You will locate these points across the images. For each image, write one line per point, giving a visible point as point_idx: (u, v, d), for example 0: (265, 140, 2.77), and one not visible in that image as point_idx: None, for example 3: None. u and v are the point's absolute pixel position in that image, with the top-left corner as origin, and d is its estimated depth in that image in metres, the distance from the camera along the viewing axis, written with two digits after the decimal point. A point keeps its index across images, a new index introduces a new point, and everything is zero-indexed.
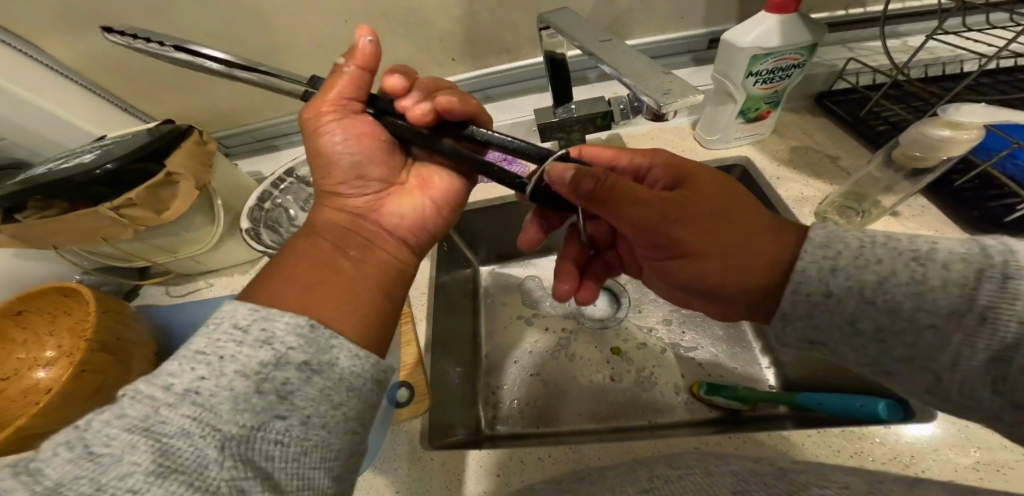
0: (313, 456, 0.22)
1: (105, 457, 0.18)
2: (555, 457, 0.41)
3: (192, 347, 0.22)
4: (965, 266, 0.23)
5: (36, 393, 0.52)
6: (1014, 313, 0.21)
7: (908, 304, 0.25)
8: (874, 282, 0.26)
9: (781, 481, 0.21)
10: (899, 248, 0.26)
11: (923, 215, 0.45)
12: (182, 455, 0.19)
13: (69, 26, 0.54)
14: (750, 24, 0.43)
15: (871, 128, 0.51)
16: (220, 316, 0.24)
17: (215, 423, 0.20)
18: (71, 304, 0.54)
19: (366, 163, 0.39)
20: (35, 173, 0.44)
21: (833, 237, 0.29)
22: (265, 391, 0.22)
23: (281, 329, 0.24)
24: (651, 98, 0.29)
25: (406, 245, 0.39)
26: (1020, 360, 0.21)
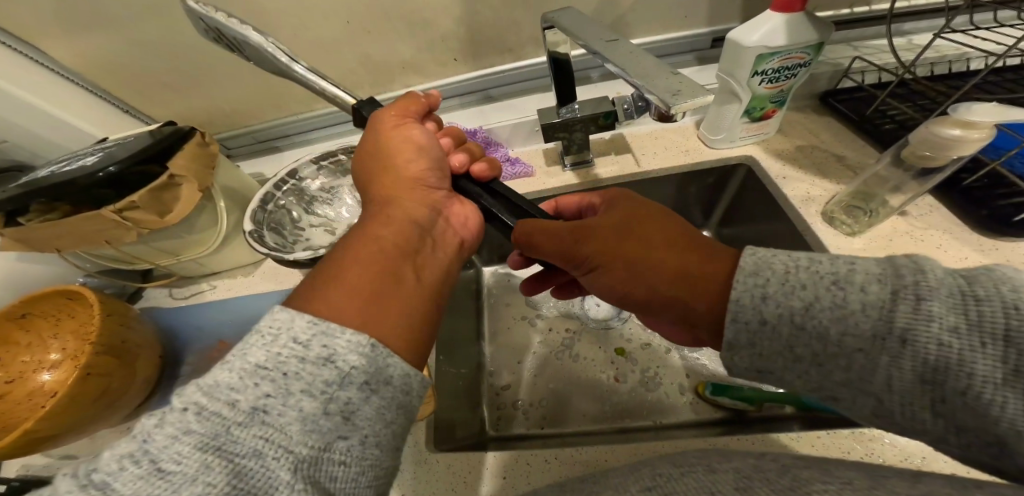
0: (369, 474, 0.23)
1: (178, 475, 0.18)
2: (562, 458, 0.41)
3: (252, 361, 0.22)
4: (883, 287, 0.23)
5: (42, 396, 0.52)
6: (933, 335, 0.20)
7: (834, 330, 0.24)
8: (801, 308, 0.25)
9: (786, 478, 0.21)
10: (821, 272, 0.25)
11: (932, 214, 0.44)
12: (253, 476, 0.19)
13: (69, 27, 0.53)
14: (756, 22, 0.43)
15: (877, 127, 0.51)
16: (277, 327, 0.23)
17: (284, 444, 0.20)
18: (75, 306, 0.54)
19: (439, 167, 0.43)
20: (37, 175, 0.44)
21: (761, 266, 0.27)
22: (330, 412, 0.21)
23: (342, 347, 0.23)
24: (659, 98, 0.29)
25: (460, 247, 0.42)
26: (952, 384, 0.20)
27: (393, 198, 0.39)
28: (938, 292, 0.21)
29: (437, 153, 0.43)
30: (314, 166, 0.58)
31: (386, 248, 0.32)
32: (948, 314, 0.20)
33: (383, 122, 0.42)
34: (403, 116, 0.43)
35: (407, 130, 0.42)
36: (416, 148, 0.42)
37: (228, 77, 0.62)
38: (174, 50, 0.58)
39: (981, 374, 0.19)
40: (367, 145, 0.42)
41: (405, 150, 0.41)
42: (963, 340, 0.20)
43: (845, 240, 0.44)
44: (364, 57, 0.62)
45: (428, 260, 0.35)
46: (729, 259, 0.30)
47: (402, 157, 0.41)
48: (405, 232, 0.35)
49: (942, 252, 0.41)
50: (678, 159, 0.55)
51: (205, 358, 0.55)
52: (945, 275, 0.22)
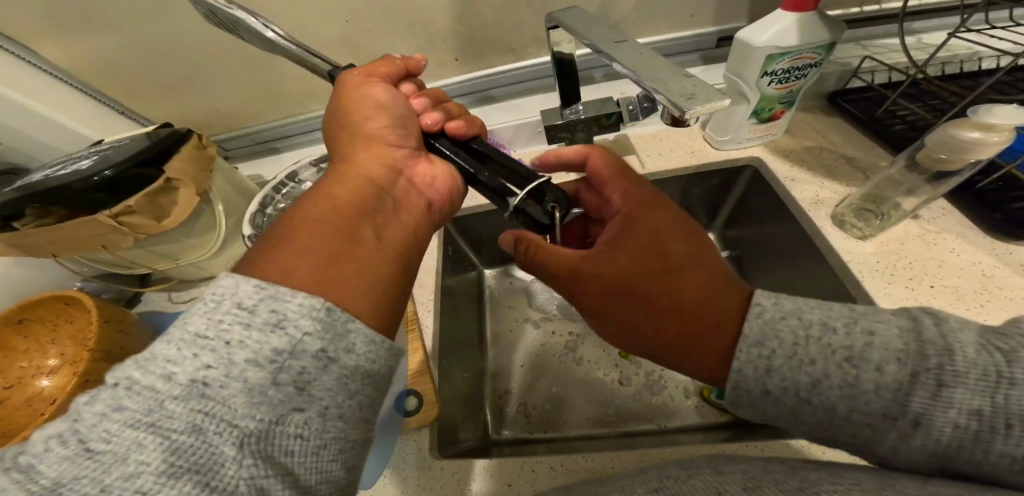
0: (333, 448, 0.22)
1: (107, 455, 0.17)
2: (568, 465, 0.40)
3: (192, 331, 0.20)
4: (901, 368, 0.23)
5: (40, 402, 0.52)
6: (948, 419, 0.21)
7: (843, 406, 0.24)
8: (808, 384, 0.25)
9: (794, 481, 0.20)
10: (832, 346, 0.25)
11: (944, 217, 0.44)
12: (194, 452, 0.17)
13: (62, 27, 0.52)
14: (767, 22, 0.42)
15: (888, 127, 0.50)
16: (221, 293, 0.22)
17: (230, 417, 0.19)
18: (72, 311, 0.53)
19: (404, 127, 0.43)
20: (31, 180, 0.43)
21: (767, 333, 0.27)
22: (281, 382, 0.20)
23: (293, 312, 0.22)
24: (671, 102, 0.28)
25: (429, 210, 0.41)
26: (964, 459, 0.21)
27: (355, 162, 0.38)
28: (963, 377, 0.21)
29: (402, 112, 0.43)
30: (314, 169, 0.58)
31: (345, 207, 0.31)
32: (971, 400, 0.21)
33: (349, 82, 0.42)
34: (367, 80, 0.43)
35: (370, 92, 0.42)
36: (382, 110, 0.42)
37: (224, 77, 0.61)
38: (169, 50, 0.57)
39: (998, 451, 0.20)
40: (334, 111, 0.43)
41: (369, 111, 0.41)
42: (983, 424, 0.20)
43: (857, 244, 0.43)
44: (366, 57, 0.61)
45: (392, 221, 0.34)
46: (737, 309, 0.29)
47: (364, 119, 0.41)
48: (368, 193, 0.34)
49: (955, 256, 0.40)
50: (682, 161, 0.54)
51: None
52: (977, 351, 0.21)
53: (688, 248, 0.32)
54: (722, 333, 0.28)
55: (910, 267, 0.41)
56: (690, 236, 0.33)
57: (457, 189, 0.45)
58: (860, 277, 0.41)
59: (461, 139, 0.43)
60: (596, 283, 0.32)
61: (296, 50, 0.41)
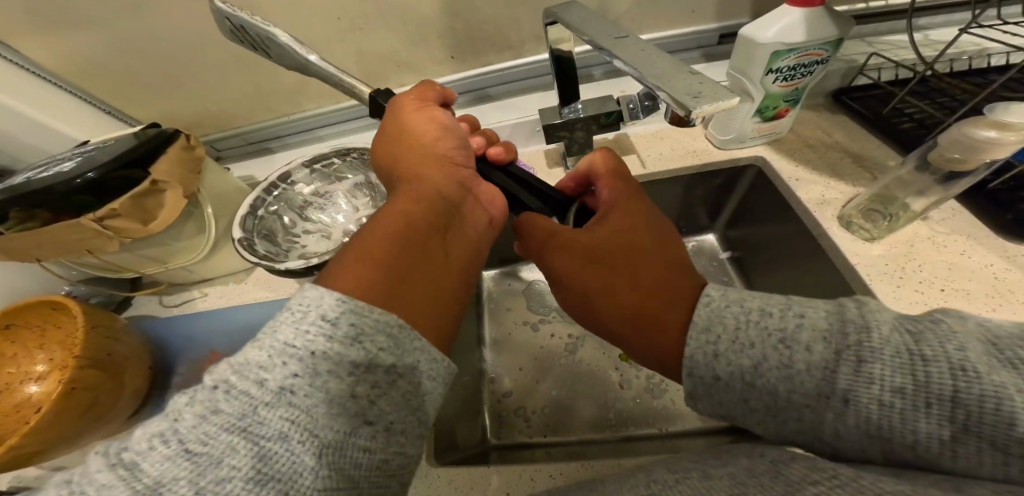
0: (392, 463, 0.22)
1: (203, 457, 0.18)
2: (568, 474, 0.38)
3: (280, 340, 0.21)
4: (827, 347, 0.23)
5: (28, 409, 0.50)
6: (872, 396, 0.21)
7: (782, 388, 0.24)
8: (751, 367, 0.25)
9: (780, 483, 0.20)
10: (768, 328, 0.25)
11: (954, 218, 0.43)
12: (278, 460, 0.18)
13: (46, 26, 0.51)
14: (771, 17, 0.41)
15: (895, 126, 0.49)
16: (307, 304, 0.22)
17: (310, 427, 0.19)
18: (61, 317, 0.51)
19: (464, 143, 0.40)
20: (13, 182, 0.42)
21: (713, 320, 0.27)
22: (356, 395, 0.21)
23: (370, 327, 0.22)
24: (677, 101, 0.27)
25: (488, 227, 0.39)
26: (898, 442, 0.20)
27: (418, 180, 0.36)
28: (878, 353, 0.21)
29: (459, 131, 0.41)
30: (307, 170, 0.56)
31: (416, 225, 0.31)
32: (891, 376, 0.20)
33: (406, 102, 0.40)
34: (424, 101, 0.41)
35: (427, 111, 0.40)
36: (443, 130, 0.40)
37: (214, 77, 0.60)
38: (158, 49, 0.55)
39: (927, 432, 0.20)
40: (384, 130, 0.40)
41: (429, 129, 0.39)
42: (904, 402, 0.20)
43: (865, 246, 0.42)
44: (360, 54, 0.60)
45: (455, 240, 0.33)
46: (690, 293, 0.31)
47: (425, 136, 0.39)
48: (436, 211, 0.33)
49: (966, 259, 0.40)
50: (683, 160, 0.54)
51: (197, 371, 0.54)
52: (891, 331, 0.22)
53: (661, 247, 0.36)
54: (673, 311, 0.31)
55: (920, 269, 0.40)
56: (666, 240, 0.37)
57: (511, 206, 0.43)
58: (868, 278, 0.40)
59: (502, 163, 0.43)
60: (565, 256, 0.37)
61: (331, 72, 0.40)
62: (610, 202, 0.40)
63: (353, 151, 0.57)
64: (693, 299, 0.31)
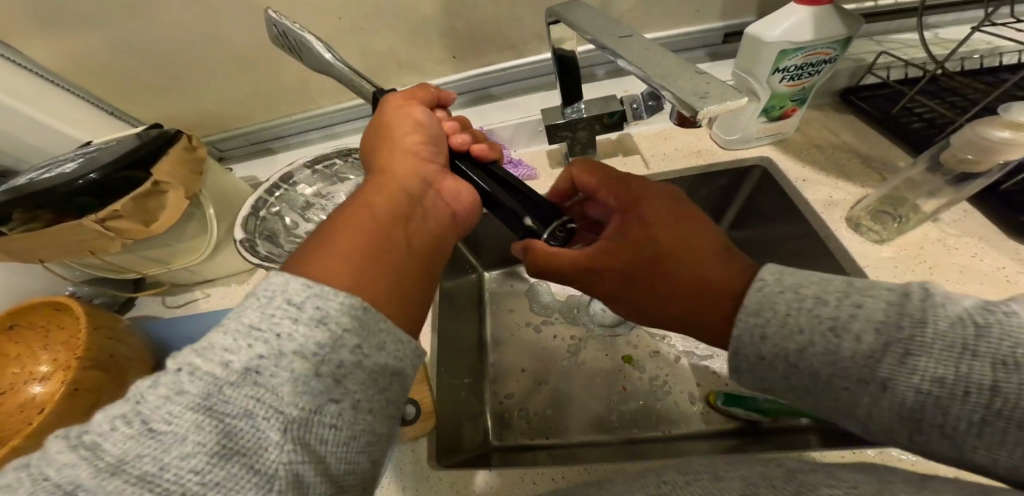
0: (362, 441, 0.21)
1: (168, 435, 0.17)
2: (569, 477, 0.38)
3: (247, 323, 0.21)
4: (876, 336, 0.21)
5: (32, 410, 0.50)
6: (911, 383, 0.19)
7: (823, 371, 0.23)
8: (795, 351, 0.24)
9: (792, 484, 0.19)
10: (819, 315, 0.23)
11: (965, 220, 0.42)
12: (243, 436, 0.18)
13: (48, 26, 0.51)
14: (778, 16, 0.41)
15: (905, 126, 0.48)
16: (274, 290, 0.22)
17: (276, 405, 0.19)
18: (64, 316, 0.51)
19: (439, 147, 0.41)
20: (15, 183, 0.42)
21: (764, 304, 0.25)
22: (321, 373, 0.20)
23: (336, 308, 0.22)
24: (683, 101, 0.27)
25: (452, 222, 0.38)
26: (930, 423, 0.19)
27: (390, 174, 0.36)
28: (930, 345, 0.19)
29: (438, 134, 0.41)
30: (308, 171, 0.56)
31: (380, 214, 0.30)
32: (936, 367, 0.19)
33: (389, 103, 0.41)
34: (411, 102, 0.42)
35: (410, 112, 0.41)
36: (419, 129, 0.40)
37: (217, 77, 0.60)
38: (161, 49, 0.55)
39: (959, 416, 0.18)
40: (370, 130, 0.41)
41: (410, 130, 0.40)
42: (943, 391, 0.19)
43: (874, 248, 0.41)
44: (362, 53, 0.59)
45: (420, 231, 0.32)
46: (741, 280, 0.28)
47: (402, 135, 0.39)
48: (400, 203, 0.33)
49: (979, 261, 0.39)
50: (687, 161, 0.53)
51: None
52: (954, 321, 0.19)
53: (688, 232, 0.32)
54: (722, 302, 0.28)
55: (930, 272, 0.39)
56: (690, 221, 0.33)
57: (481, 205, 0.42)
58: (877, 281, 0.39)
59: (483, 162, 0.42)
60: (608, 277, 0.34)
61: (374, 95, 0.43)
62: (621, 202, 0.37)
63: (354, 153, 0.57)
64: (745, 286, 0.28)
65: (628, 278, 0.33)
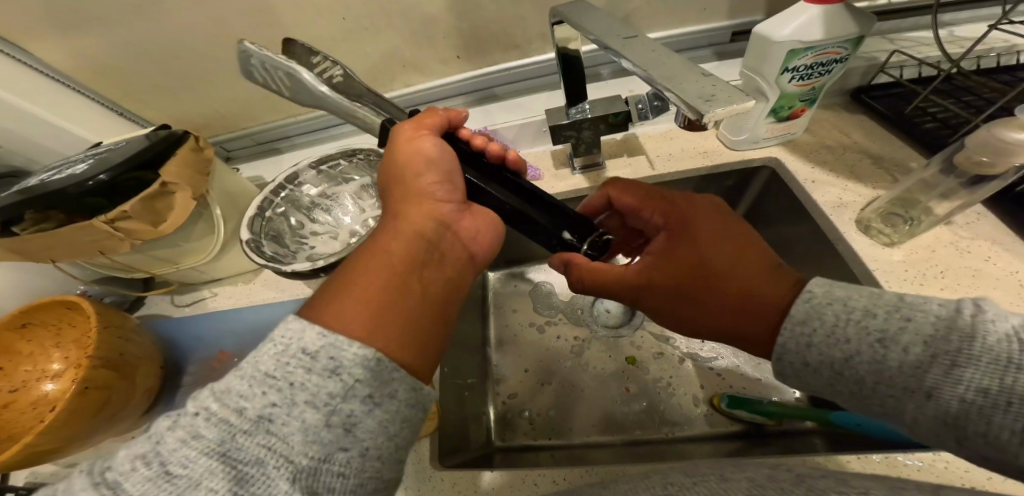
0: (367, 487, 0.22)
1: (183, 479, 0.18)
2: (570, 479, 0.38)
3: (262, 370, 0.21)
4: (924, 349, 0.21)
5: (45, 406, 0.52)
6: (956, 394, 0.19)
7: (869, 379, 0.23)
8: (841, 359, 0.24)
9: (801, 487, 0.19)
10: (868, 327, 0.24)
11: (979, 223, 0.41)
12: (253, 483, 0.18)
13: (59, 28, 0.52)
14: (787, 15, 0.40)
15: (918, 126, 0.47)
16: (289, 336, 0.22)
17: (287, 453, 0.19)
18: (75, 316, 0.52)
19: (452, 180, 0.37)
20: (28, 183, 0.43)
21: (811, 314, 0.26)
22: (331, 423, 0.21)
23: (349, 359, 0.22)
24: (688, 104, 0.26)
25: (469, 262, 0.36)
26: (975, 432, 0.19)
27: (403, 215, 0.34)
28: (976, 359, 0.19)
29: (452, 166, 0.37)
30: (313, 171, 0.56)
31: (392, 262, 0.29)
32: (981, 379, 0.19)
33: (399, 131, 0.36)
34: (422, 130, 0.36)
35: (419, 143, 0.36)
36: (432, 162, 0.36)
37: (224, 78, 0.60)
38: (169, 51, 0.56)
39: (1004, 425, 0.18)
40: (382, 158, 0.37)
41: (422, 164, 0.36)
42: (986, 401, 0.19)
43: (884, 250, 0.41)
44: (368, 54, 0.60)
45: (434, 277, 0.31)
46: (789, 293, 0.29)
47: (414, 169, 0.35)
48: (414, 249, 0.31)
49: (992, 265, 0.38)
50: (693, 161, 0.53)
51: (207, 369, 0.54)
52: (1004, 339, 0.19)
53: (738, 248, 0.33)
54: (767, 316, 0.29)
55: (942, 275, 0.38)
56: (739, 238, 0.34)
57: (498, 237, 0.40)
58: (887, 285, 0.38)
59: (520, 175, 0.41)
60: (651, 293, 0.36)
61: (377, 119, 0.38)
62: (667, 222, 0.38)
63: (358, 152, 0.56)
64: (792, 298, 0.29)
65: (671, 293, 0.34)
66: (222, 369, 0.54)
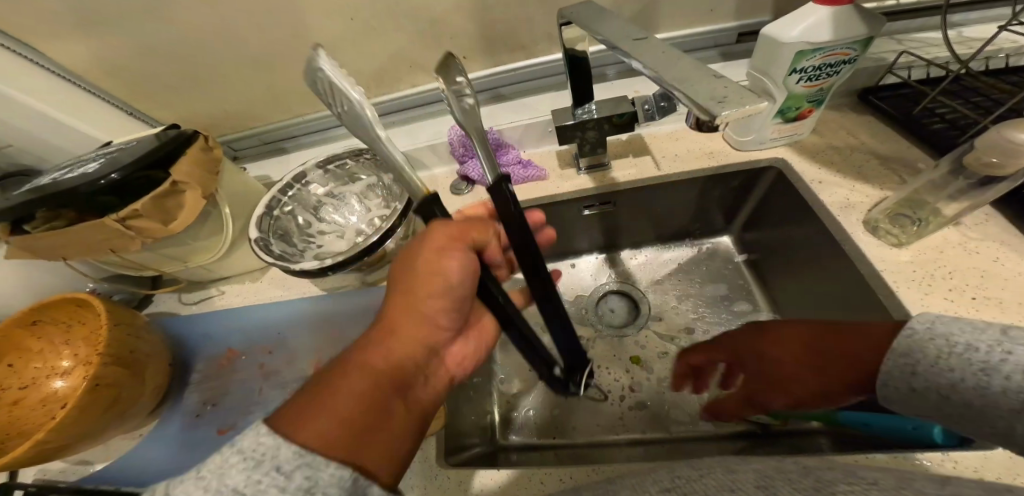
0: None
1: None
2: (576, 477, 0.38)
3: (229, 486, 0.21)
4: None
5: (55, 403, 0.52)
6: None
7: (978, 402, 0.22)
8: (948, 386, 0.24)
9: (808, 479, 0.19)
10: (970, 359, 0.23)
11: (987, 224, 0.41)
12: None
13: (69, 29, 0.52)
14: (795, 17, 0.40)
15: (926, 127, 0.47)
16: (261, 451, 0.22)
17: None
18: (85, 313, 0.53)
19: (460, 301, 0.36)
20: (41, 182, 0.43)
21: (912, 347, 0.26)
22: None
23: (325, 479, 0.22)
24: (699, 105, 0.26)
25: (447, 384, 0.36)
26: None
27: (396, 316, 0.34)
28: None
29: (468, 291, 0.36)
30: (320, 170, 0.56)
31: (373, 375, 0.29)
32: None
33: (429, 239, 0.36)
34: (456, 243, 0.36)
35: (448, 257, 0.35)
36: (449, 284, 0.35)
37: (231, 78, 0.61)
38: (177, 51, 0.56)
39: None
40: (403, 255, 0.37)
41: (443, 278, 0.35)
42: None
43: (891, 251, 0.41)
44: (374, 54, 0.60)
45: (411, 402, 0.31)
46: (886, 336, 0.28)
47: (428, 282, 0.35)
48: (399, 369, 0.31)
49: (1002, 266, 0.38)
50: (698, 161, 0.53)
51: (214, 367, 0.55)
52: None
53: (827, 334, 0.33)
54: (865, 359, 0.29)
55: (950, 275, 0.38)
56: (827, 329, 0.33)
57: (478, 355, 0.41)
58: (895, 286, 0.38)
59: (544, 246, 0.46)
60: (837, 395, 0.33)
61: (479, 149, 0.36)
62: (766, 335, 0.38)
63: (365, 152, 0.56)
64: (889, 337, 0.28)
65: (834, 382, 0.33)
66: (229, 367, 0.54)
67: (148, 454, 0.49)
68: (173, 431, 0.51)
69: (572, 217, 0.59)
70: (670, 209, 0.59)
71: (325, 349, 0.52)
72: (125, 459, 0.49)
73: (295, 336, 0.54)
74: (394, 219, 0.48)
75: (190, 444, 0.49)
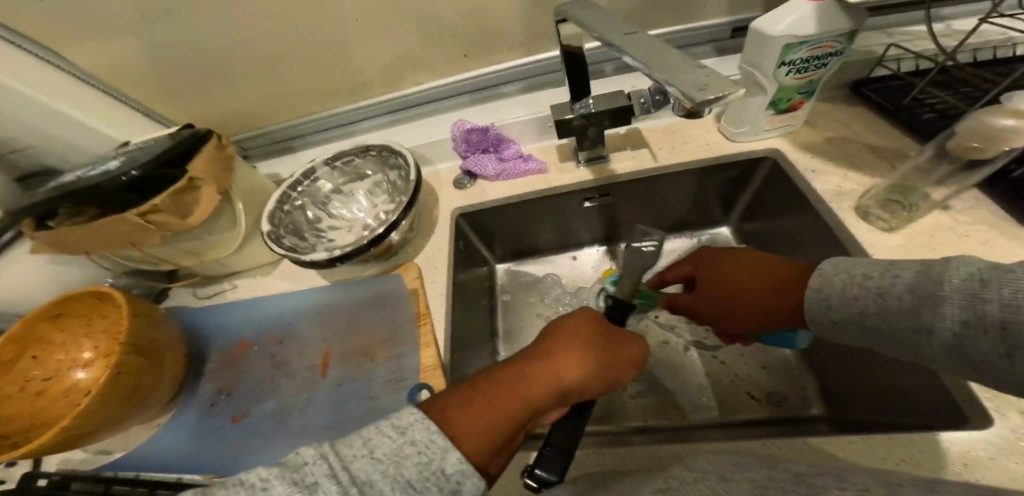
0: None
1: None
2: (579, 461, 0.38)
3: (405, 476, 0.24)
4: None
5: (77, 393, 0.54)
6: None
7: None
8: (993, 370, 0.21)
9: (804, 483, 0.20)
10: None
11: (976, 208, 0.41)
12: None
13: (89, 36, 0.55)
14: (781, 12, 0.41)
15: (916, 117, 0.48)
16: (431, 450, 0.26)
17: None
18: (105, 307, 0.56)
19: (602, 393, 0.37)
20: (65, 180, 0.46)
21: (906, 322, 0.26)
22: None
23: (466, 487, 0.26)
24: (683, 95, 0.28)
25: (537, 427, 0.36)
26: None
27: (558, 363, 0.35)
28: None
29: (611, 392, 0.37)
30: (328, 167, 0.59)
31: (512, 403, 0.32)
32: None
33: (614, 344, 0.38)
34: (631, 363, 0.38)
35: (621, 368, 0.37)
36: (605, 382, 0.36)
37: (240, 79, 0.63)
38: (188, 55, 0.59)
39: None
40: (593, 327, 0.38)
41: (611, 374, 0.36)
42: None
43: (882, 235, 0.41)
44: (376, 54, 0.62)
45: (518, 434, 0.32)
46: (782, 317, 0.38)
47: (592, 370, 0.35)
48: (527, 410, 0.32)
49: (992, 249, 0.38)
50: (696, 153, 0.54)
51: (228, 357, 0.57)
52: None
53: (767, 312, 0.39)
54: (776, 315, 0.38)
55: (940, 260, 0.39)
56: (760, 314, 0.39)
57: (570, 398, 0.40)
58: None
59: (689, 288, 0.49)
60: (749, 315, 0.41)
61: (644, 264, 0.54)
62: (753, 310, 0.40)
63: (370, 148, 0.58)
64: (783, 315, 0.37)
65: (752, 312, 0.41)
66: (243, 357, 0.56)
67: (168, 440, 0.52)
68: (190, 419, 0.53)
69: (572, 209, 0.61)
70: (669, 200, 0.60)
71: (335, 339, 0.54)
72: (145, 446, 0.52)
73: (304, 327, 0.56)
74: (400, 211, 0.50)
75: (207, 432, 0.51)
